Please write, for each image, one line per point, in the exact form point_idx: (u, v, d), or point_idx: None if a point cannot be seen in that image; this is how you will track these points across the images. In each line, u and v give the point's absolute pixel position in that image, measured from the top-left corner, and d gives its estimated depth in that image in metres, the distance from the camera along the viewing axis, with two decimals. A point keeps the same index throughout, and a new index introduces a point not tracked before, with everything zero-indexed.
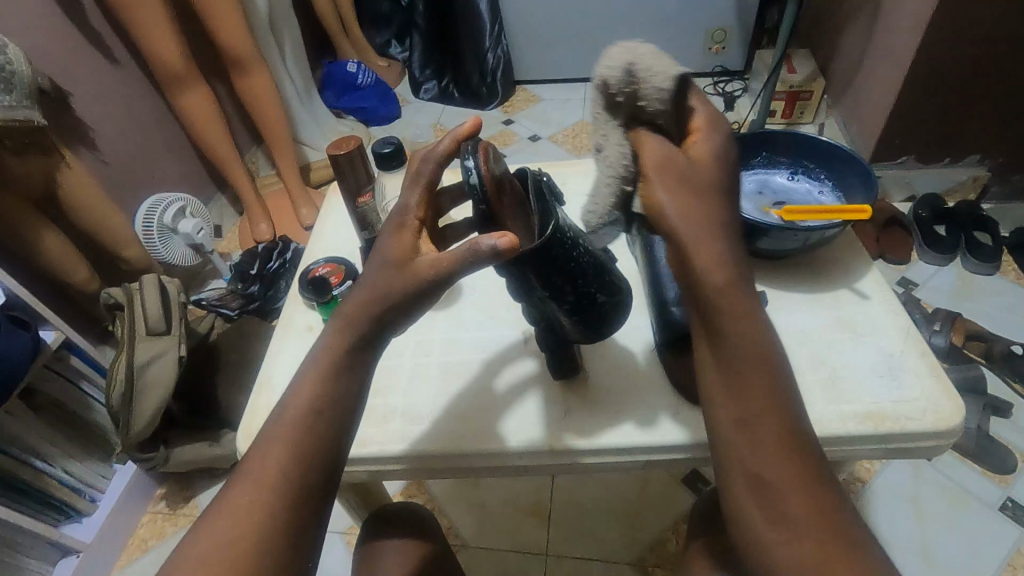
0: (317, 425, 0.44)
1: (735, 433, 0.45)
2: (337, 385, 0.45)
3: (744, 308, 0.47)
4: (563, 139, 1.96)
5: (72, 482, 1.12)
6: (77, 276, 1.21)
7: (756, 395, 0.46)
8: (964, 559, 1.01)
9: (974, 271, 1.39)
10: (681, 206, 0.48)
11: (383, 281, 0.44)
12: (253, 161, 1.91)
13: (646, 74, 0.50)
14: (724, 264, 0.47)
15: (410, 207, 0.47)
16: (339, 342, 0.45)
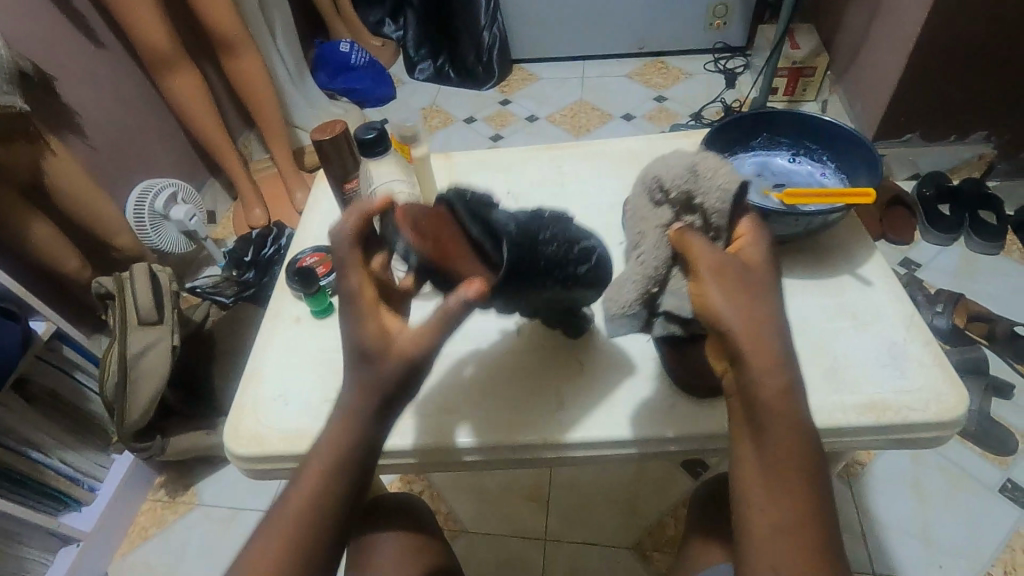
0: (321, 508, 0.43)
1: (766, 525, 0.41)
2: (343, 468, 0.44)
3: (794, 405, 0.43)
4: (560, 120, 1.92)
5: (69, 472, 1.11)
6: (68, 265, 1.19)
7: (794, 488, 0.42)
8: (964, 542, 1.01)
9: (977, 251, 1.37)
10: (737, 306, 0.43)
11: (384, 351, 0.43)
12: (246, 145, 1.88)
13: (708, 173, 0.51)
14: (780, 361, 0.42)
15: (357, 288, 0.46)
16: (359, 403, 0.44)
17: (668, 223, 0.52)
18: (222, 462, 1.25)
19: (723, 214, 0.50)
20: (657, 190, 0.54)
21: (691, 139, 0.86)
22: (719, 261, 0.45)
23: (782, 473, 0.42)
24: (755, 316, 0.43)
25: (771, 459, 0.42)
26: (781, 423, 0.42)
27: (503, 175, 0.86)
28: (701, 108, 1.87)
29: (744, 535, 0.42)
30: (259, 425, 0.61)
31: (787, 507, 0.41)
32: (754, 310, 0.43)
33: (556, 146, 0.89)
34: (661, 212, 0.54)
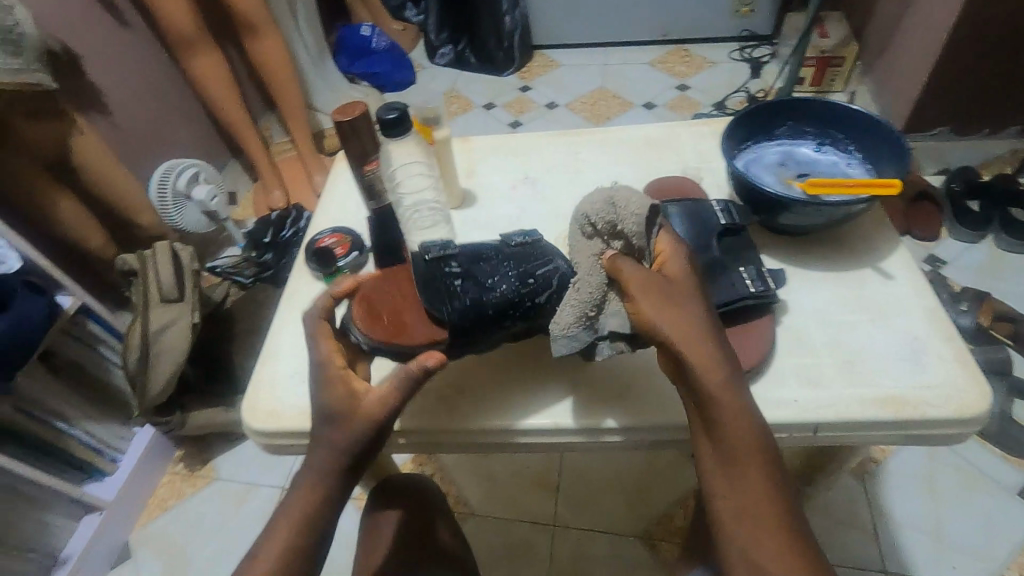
0: (300, 544, 0.47)
1: (732, 512, 0.46)
2: (316, 510, 0.48)
3: (739, 400, 0.48)
4: (580, 108, 1.90)
5: (92, 443, 1.14)
6: (92, 242, 1.21)
7: (749, 474, 0.46)
8: (979, 543, 1.00)
9: (1005, 249, 1.33)
10: (669, 314, 0.49)
11: (357, 409, 0.49)
12: (266, 128, 1.89)
13: (624, 203, 0.51)
14: (717, 360, 0.48)
15: (327, 359, 0.51)
16: (334, 447, 0.49)
17: (598, 253, 0.53)
18: (239, 439, 1.28)
19: (642, 238, 0.52)
20: (586, 225, 0.54)
21: (713, 126, 0.84)
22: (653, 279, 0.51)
23: (738, 463, 0.46)
24: (686, 321, 0.49)
25: (725, 454, 0.47)
26: (730, 421, 0.47)
27: (521, 160, 0.85)
28: (724, 98, 1.83)
29: (716, 527, 0.47)
30: (275, 402, 0.62)
31: (757, 500, 0.46)
32: (693, 321, 0.49)
33: (575, 131, 0.88)
34: (592, 244, 0.53)
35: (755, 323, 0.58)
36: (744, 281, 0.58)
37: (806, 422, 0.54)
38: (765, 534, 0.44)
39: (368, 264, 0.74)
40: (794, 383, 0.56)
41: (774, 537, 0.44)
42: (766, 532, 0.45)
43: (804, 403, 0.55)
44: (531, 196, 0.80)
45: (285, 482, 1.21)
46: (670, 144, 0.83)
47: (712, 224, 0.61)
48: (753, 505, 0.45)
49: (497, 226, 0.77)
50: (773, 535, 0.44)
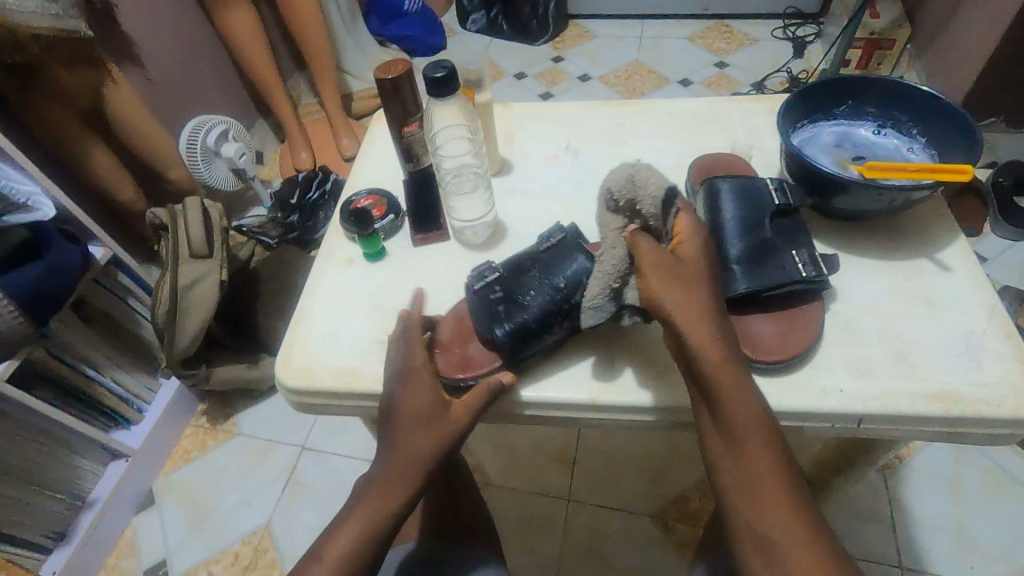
0: (374, 538, 0.48)
1: (738, 490, 0.43)
2: (385, 514, 0.49)
3: (741, 379, 0.46)
4: (614, 81, 1.84)
5: (120, 391, 1.17)
6: (124, 194, 1.21)
7: (751, 450, 0.44)
8: (1001, 545, 0.98)
9: None
10: (676, 294, 0.48)
11: (442, 410, 0.53)
12: (295, 88, 1.87)
13: (643, 181, 0.50)
14: (716, 337, 0.47)
15: (416, 361, 0.55)
16: (415, 446, 0.51)
17: (623, 228, 0.51)
18: (262, 396, 1.30)
19: (659, 217, 0.51)
20: (609, 202, 0.52)
21: (763, 104, 0.81)
22: (659, 257, 0.50)
23: (739, 438, 0.45)
24: (694, 303, 0.48)
25: (727, 431, 0.45)
26: (731, 400, 0.46)
27: (560, 129, 0.82)
28: (764, 77, 1.77)
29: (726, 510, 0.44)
30: (309, 360, 0.62)
31: (765, 480, 0.43)
32: (698, 300, 0.48)
33: (618, 102, 0.85)
34: (617, 221, 0.52)
35: (804, 309, 0.56)
36: (795, 264, 0.56)
37: (851, 414, 0.53)
38: (774, 515, 0.41)
39: (403, 228, 0.73)
40: (840, 372, 0.55)
41: (785, 519, 0.41)
42: (776, 513, 0.41)
43: (850, 394, 0.53)
44: (570, 167, 0.78)
45: (304, 442, 1.22)
46: (717, 119, 0.80)
47: (765, 205, 0.58)
48: (761, 485, 0.43)
49: (535, 196, 0.75)
50: (783, 514, 0.41)
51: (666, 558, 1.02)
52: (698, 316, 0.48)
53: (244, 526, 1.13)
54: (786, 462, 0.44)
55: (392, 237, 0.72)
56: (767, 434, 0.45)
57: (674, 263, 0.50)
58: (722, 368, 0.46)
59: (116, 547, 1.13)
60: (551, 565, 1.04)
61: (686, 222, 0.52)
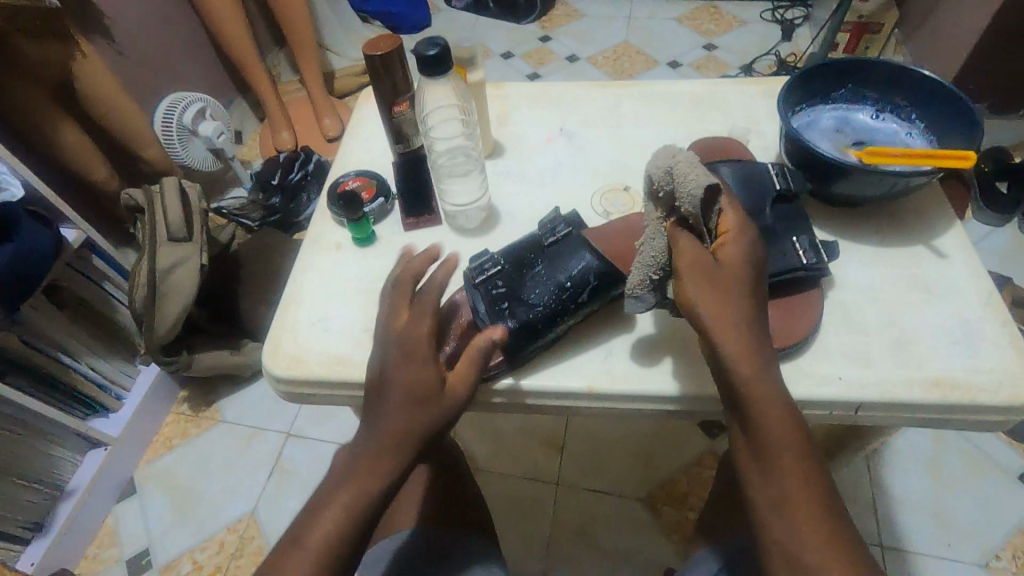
0: (353, 522, 0.45)
1: (769, 508, 0.43)
2: (375, 492, 0.46)
3: (775, 392, 0.45)
4: (603, 62, 1.81)
5: (97, 378, 1.13)
6: (97, 174, 1.16)
7: (787, 468, 0.43)
8: (977, 523, 1.00)
9: None
10: (709, 299, 0.46)
11: (437, 386, 0.48)
12: (274, 65, 1.81)
13: (682, 175, 0.47)
14: (751, 349, 0.45)
15: (416, 327, 0.50)
16: (402, 425, 0.47)
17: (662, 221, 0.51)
18: (246, 382, 1.27)
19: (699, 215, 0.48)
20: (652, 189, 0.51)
21: (760, 86, 0.80)
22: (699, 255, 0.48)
23: (775, 455, 0.43)
24: (728, 309, 0.46)
25: (760, 447, 0.44)
26: (766, 414, 0.44)
27: (553, 110, 0.80)
28: (753, 60, 1.75)
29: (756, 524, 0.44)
30: (298, 348, 0.60)
31: (798, 499, 0.42)
32: (734, 305, 0.46)
33: (613, 83, 0.83)
34: (659, 212, 0.51)
35: (805, 297, 0.56)
36: (796, 251, 0.55)
37: (850, 402, 0.53)
38: (807, 528, 0.41)
39: (394, 211, 0.71)
40: (839, 359, 0.55)
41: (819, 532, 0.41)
42: (810, 526, 0.41)
43: (848, 381, 0.53)
44: (565, 149, 0.76)
45: (290, 428, 1.20)
46: (713, 102, 0.79)
47: (766, 187, 0.58)
48: (796, 499, 0.42)
49: (529, 179, 0.73)
50: (817, 528, 0.41)
51: (655, 541, 1.03)
52: (736, 321, 0.46)
53: (228, 514, 1.11)
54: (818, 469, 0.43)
55: (383, 220, 0.70)
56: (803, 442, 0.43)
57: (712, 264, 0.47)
58: (760, 378, 0.44)
59: (96, 537, 1.11)
60: (541, 550, 1.04)
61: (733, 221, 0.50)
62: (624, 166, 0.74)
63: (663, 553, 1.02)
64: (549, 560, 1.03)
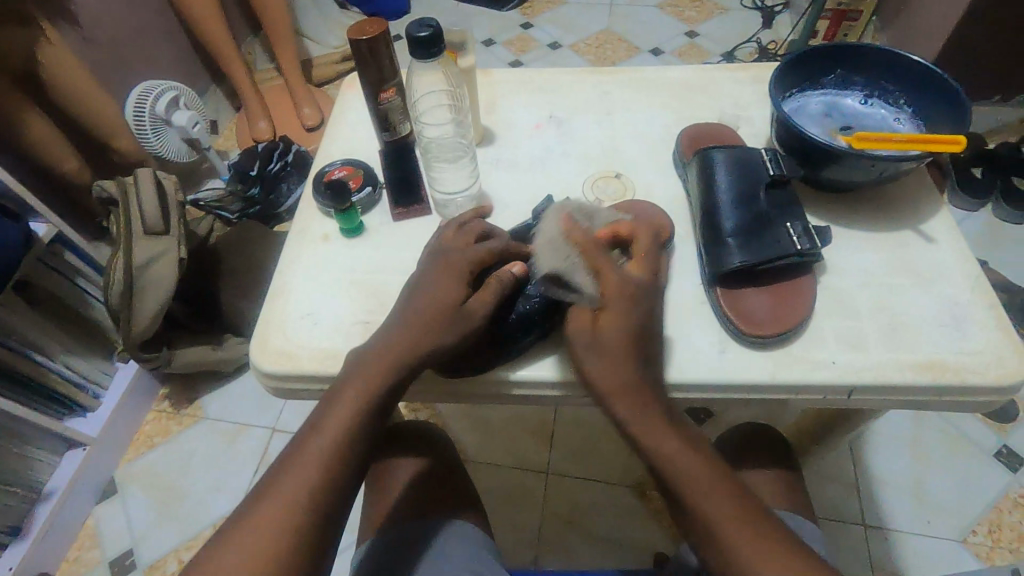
0: (355, 429, 0.48)
1: (711, 544, 0.46)
2: (366, 422, 0.49)
3: (669, 432, 0.50)
4: (585, 49, 1.80)
5: (74, 377, 1.09)
6: (67, 166, 1.12)
7: (707, 499, 0.46)
8: (956, 501, 1.03)
9: (1004, 218, 1.31)
10: (596, 362, 0.52)
11: (459, 306, 0.52)
12: (250, 52, 1.76)
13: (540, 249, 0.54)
14: (637, 399, 0.50)
15: (454, 252, 0.54)
16: (412, 340, 0.50)
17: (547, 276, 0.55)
18: (228, 378, 1.24)
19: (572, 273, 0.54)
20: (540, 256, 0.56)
21: (748, 72, 0.79)
22: (580, 330, 0.53)
23: (694, 490, 0.47)
24: (613, 367, 0.51)
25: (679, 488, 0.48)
26: (667, 459, 0.48)
27: (541, 97, 0.79)
28: (734, 47, 1.76)
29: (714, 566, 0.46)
30: (288, 342, 0.59)
31: (726, 527, 0.45)
32: (619, 364, 0.51)
33: (601, 70, 0.82)
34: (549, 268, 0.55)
35: (798, 283, 0.56)
36: (790, 237, 0.55)
37: (844, 386, 0.53)
38: (742, 545, 0.44)
39: (382, 201, 0.69)
40: (832, 344, 0.55)
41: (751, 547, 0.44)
42: (747, 545, 0.44)
43: (842, 365, 0.54)
44: (555, 137, 0.75)
45: (275, 423, 1.18)
46: (702, 88, 0.78)
47: (759, 173, 0.57)
48: (727, 527, 0.45)
49: (519, 167, 0.72)
50: (750, 542, 0.44)
51: (645, 527, 1.04)
52: (621, 383, 0.51)
53: (214, 511, 1.09)
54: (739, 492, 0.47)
55: (371, 210, 0.68)
56: (715, 472, 0.48)
57: (593, 340, 0.52)
58: (652, 432, 0.49)
59: (77, 539, 1.08)
60: (531, 539, 1.04)
61: (609, 275, 0.53)
62: (615, 153, 0.73)
63: (653, 538, 1.02)
64: (541, 549, 1.03)
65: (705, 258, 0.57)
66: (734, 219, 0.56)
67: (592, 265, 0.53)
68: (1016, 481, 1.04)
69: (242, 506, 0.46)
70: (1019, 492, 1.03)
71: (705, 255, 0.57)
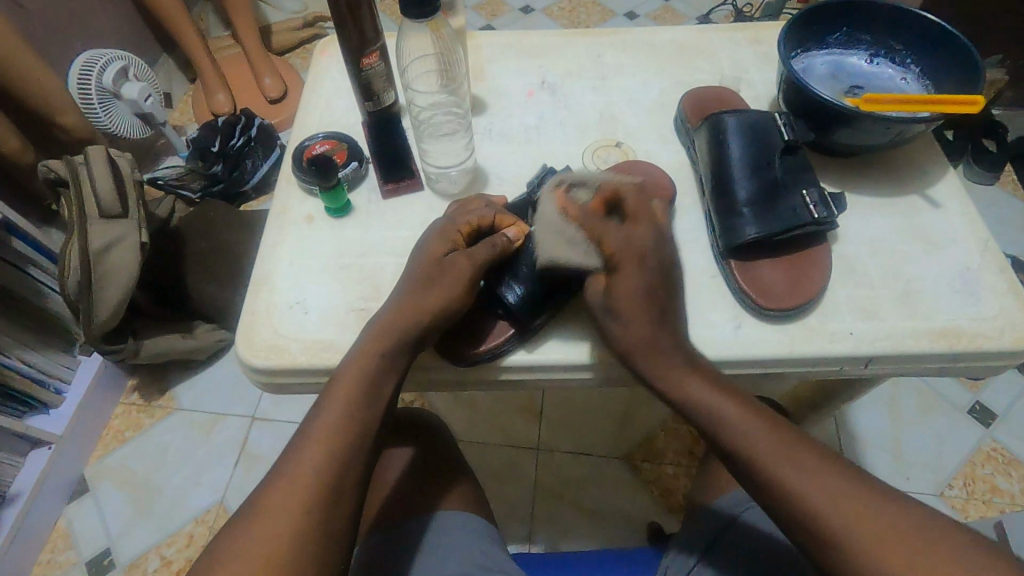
0: (360, 406, 0.45)
1: (764, 472, 0.43)
2: (371, 395, 0.46)
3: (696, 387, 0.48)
4: (557, 14, 1.73)
5: (32, 372, 1.02)
6: (8, 146, 1.01)
7: (756, 436, 0.45)
8: (932, 458, 1.05)
9: (971, 180, 1.26)
10: (636, 310, 0.49)
11: (452, 267, 0.49)
12: (202, 18, 1.63)
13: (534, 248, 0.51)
14: (665, 351, 0.49)
15: (453, 221, 0.53)
16: (412, 307, 0.48)
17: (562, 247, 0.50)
18: (202, 366, 1.18)
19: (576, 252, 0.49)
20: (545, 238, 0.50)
21: (746, 33, 0.76)
22: (593, 298, 0.51)
23: (734, 429, 0.45)
24: (644, 317, 0.49)
25: (724, 428, 0.46)
26: (702, 401, 0.47)
27: (532, 62, 0.74)
28: (710, 9, 1.72)
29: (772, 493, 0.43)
30: (276, 334, 0.54)
31: (774, 453, 0.44)
32: (640, 321, 0.49)
33: (592, 31, 0.77)
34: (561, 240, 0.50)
35: (812, 253, 0.54)
36: (805, 205, 0.52)
37: (861, 356, 0.52)
38: (787, 471, 0.43)
39: (368, 176, 0.64)
40: (848, 314, 0.54)
41: (799, 477, 0.42)
42: (797, 480, 0.42)
43: (859, 335, 0.53)
44: (548, 104, 0.71)
45: (254, 412, 1.13)
46: (700, 50, 0.75)
47: (773, 137, 0.55)
48: (774, 465, 0.43)
49: (512, 138, 0.68)
50: (803, 475, 0.42)
51: (638, 498, 1.03)
52: (647, 337, 0.49)
53: (194, 505, 1.04)
54: (781, 431, 0.45)
55: (357, 187, 0.64)
56: (752, 409, 0.46)
57: (607, 305, 0.50)
58: (681, 383, 0.48)
59: (49, 541, 1.02)
60: (525, 515, 1.02)
61: (613, 240, 0.49)
62: (613, 120, 0.69)
63: (647, 508, 1.02)
64: (535, 524, 1.01)
65: (720, 232, 0.55)
66: (748, 185, 0.53)
67: (592, 235, 0.49)
68: (988, 435, 1.06)
69: (248, 500, 0.43)
70: (991, 445, 1.05)
71: (719, 225, 0.55)
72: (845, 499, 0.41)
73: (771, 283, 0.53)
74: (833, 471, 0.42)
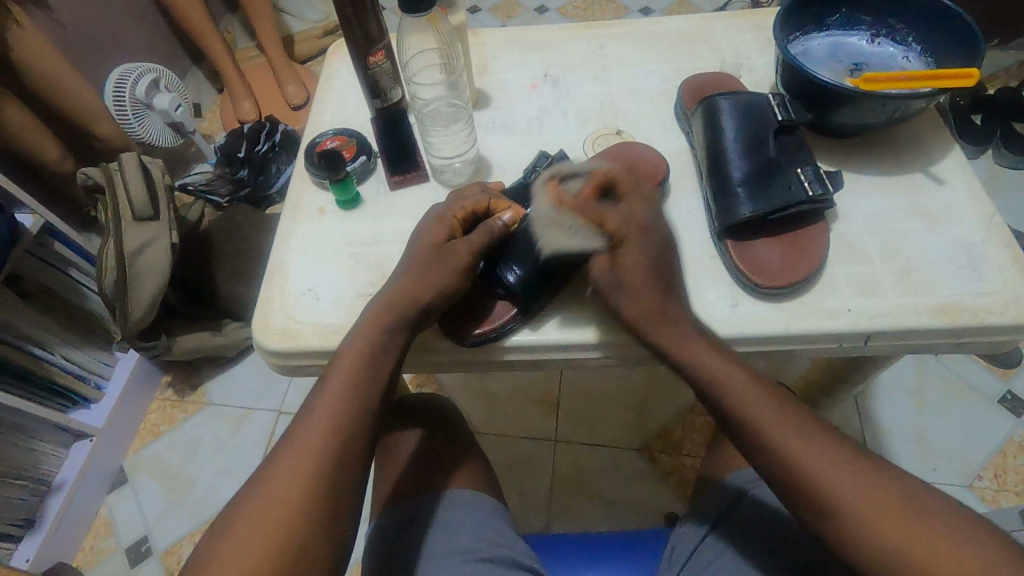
0: (363, 379, 0.48)
1: (767, 438, 0.46)
2: (374, 371, 0.49)
3: (697, 349, 0.50)
4: (573, 13, 1.63)
5: (73, 369, 1.07)
6: (49, 156, 1.07)
7: (755, 402, 0.47)
8: (960, 448, 1.02)
9: (1004, 165, 1.22)
10: (637, 285, 0.51)
11: (449, 252, 0.52)
12: (229, 31, 1.70)
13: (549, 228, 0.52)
14: (664, 319, 0.51)
15: (450, 207, 0.55)
16: (413, 287, 0.51)
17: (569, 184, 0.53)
18: (230, 363, 1.22)
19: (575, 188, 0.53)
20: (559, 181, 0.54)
21: (749, 20, 0.76)
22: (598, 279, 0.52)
23: (736, 397, 0.48)
24: (643, 287, 0.51)
25: (729, 397, 0.48)
26: (706, 367, 0.49)
27: (535, 55, 0.76)
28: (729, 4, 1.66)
29: (781, 462, 0.45)
30: (290, 321, 0.57)
31: (774, 416, 0.46)
32: (647, 298, 0.51)
33: (595, 24, 0.79)
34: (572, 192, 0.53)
35: (809, 231, 0.55)
36: (801, 183, 0.53)
37: (859, 333, 0.53)
38: (773, 425, 0.46)
39: (376, 170, 0.67)
40: (845, 292, 0.54)
41: (799, 442, 0.45)
42: (794, 439, 0.45)
43: (857, 312, 0.53)
44: (550, 96, 0.73)
45: (281, 405, 1.17)
46: (702, 38, 0.75)
47: (766, 120, 0.55)
48: (773, 429, 0.46)
49: (515, 130, 0.70)
50: (788, 433, 0.45)
51: (655, 489, 1.03)
52: (651, 310, 0.51)
53: (224, 495, 1.09)
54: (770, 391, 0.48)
55: (365, 181, 0.66)
56: (752, 379, 0.48)
57: (616, 280, 0.51)
58: (688, 350, 0.50)
59: (91, 529, 1.08)
60: (542, 505, 1.04)
61: (613, 218, 0.52)
62: (615, 110, 0.71)
63: (663, 498, 1.02)
64: (552, 515, 1.03)
65: (715, 213, 0.56)
66: (743, 166, 0.54)
67: (595, 218, 0.52)
68: (1020, 424, 1.03)
69: (259, 469, 0.45)
70: None
71: (714, 206, 0.56)
72: (838, 471, 0.43)
73: (768, 261, 0.54)
74: (827, 443, 0.45)
